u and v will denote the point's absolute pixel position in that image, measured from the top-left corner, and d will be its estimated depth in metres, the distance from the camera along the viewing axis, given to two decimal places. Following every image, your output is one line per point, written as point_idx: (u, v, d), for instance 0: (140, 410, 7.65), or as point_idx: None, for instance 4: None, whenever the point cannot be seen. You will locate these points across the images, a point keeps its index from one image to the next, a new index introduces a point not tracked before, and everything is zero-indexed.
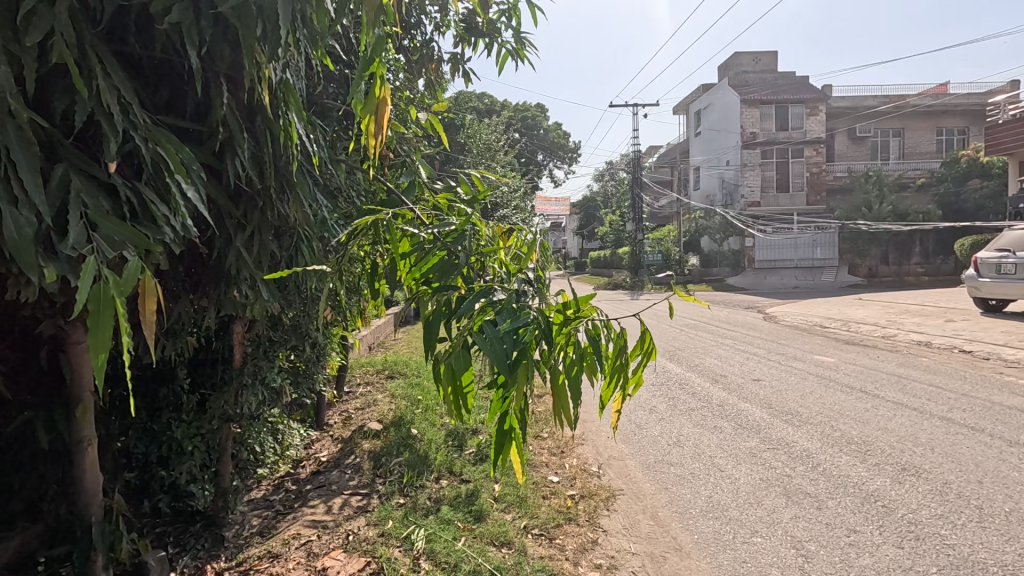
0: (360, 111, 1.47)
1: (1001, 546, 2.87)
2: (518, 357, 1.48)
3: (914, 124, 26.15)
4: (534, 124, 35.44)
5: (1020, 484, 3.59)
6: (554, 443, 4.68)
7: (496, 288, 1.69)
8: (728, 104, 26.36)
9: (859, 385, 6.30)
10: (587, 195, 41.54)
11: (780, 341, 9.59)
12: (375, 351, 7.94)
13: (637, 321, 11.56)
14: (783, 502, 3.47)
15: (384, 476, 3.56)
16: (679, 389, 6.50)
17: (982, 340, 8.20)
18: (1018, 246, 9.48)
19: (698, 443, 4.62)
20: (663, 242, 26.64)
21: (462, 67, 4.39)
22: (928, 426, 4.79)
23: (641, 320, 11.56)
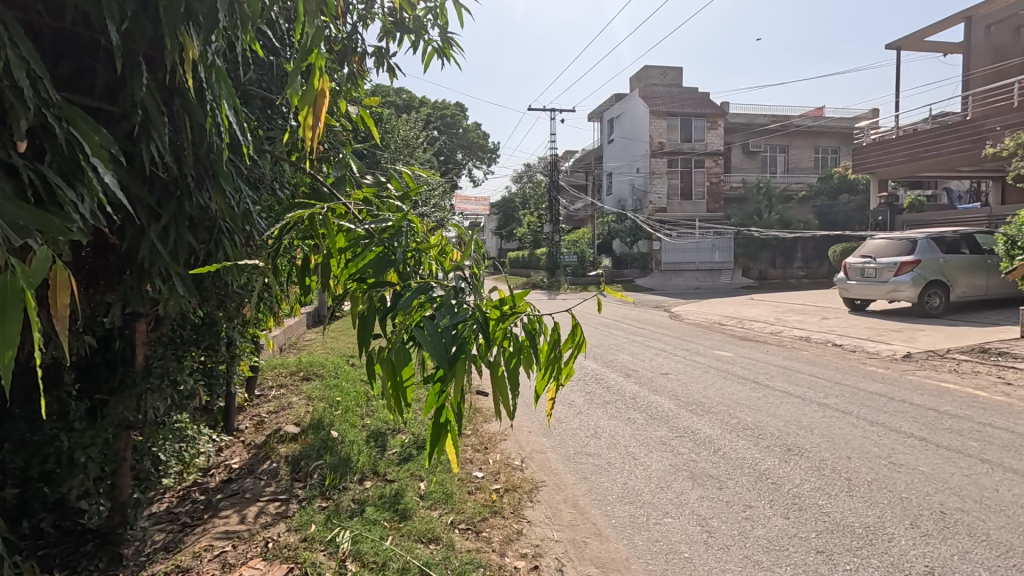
0: (298, 103, 1.42)
1: (865, 511, 3.33)
2: (457, 353, 1.52)
3: (797, 142, 29.19)
4: (453, 123, 35.39)
5: (880, 457, 4.17)
6: (477, 440, 4.75)
7: (433, 285, 1.72)
8: (638, 113, 27.95)
9: (753, 377, 6.97)
10: (505, 196, 42.07)
11: (684, 337, 10.35)
12: (288, 352, 7.56)
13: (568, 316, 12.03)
14: (689, 484, 3.77)
15: (303, 479, 3.44)
16: (595, 384, 6.81)
17: (851, 335, 9.37)
18: (878, 253, 10.91)
19: (613, 434, 4.89)
20: (578, 243, 27.63)
21: (387, 62, 4.32)
22: (809, 411, 5.41)
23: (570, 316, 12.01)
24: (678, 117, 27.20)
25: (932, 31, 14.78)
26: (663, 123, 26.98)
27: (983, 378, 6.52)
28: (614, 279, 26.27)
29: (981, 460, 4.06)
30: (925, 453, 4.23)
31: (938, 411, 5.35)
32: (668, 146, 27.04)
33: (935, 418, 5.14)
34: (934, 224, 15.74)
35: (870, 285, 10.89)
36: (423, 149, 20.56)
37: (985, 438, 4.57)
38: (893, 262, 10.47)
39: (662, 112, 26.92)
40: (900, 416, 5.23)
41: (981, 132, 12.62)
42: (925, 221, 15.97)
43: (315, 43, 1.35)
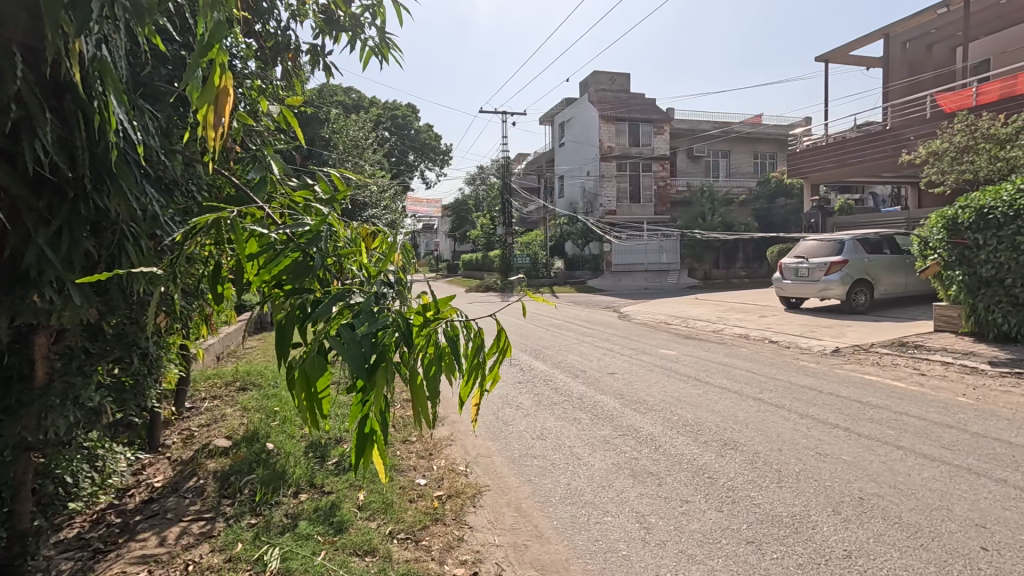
0: (196, 99, 1.34)
1: (792, 500, 3.49)
2: (377, 360, 1.50)
3: (737, 148, 30.49)
4: (405, 124, 34.96)
5: (808, 448, 4.39)
6: (422, 446, 4.68)
7: (354, 291, 1.67)
8: (588, 118, 28.50)
9: (695, 374, 7.21)
10: (458, 198, 41.87)
11: (632, 337, 10.59)
12: (225, 361, 7.21)
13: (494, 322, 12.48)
14: (630, 482, 3.85)
15: (232, 496, 3.27)
16: (543, 385, 6.85)
17: (786, 332, 9.85)
18: (810, 254, 11.53)
19: (559, 435, 4.93)
20: (531, 245, 27.83)
21: (323, 60, 4.20)
22: (745, 406, 5.64)
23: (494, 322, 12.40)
24: (626, 122, 27.96)
25: (855, 46, 15.81)
26: (612, 128, 27.62)
27: (901, 370, 6.98)
28: (566, 280, 26.56)
29: (897, 448, 4.36)
30: (848, 442, 4.49)
31: (861, 402, 5.69)
32: (617, 150, 27.72)
33: (858, 409, 5.46)
34: (860, 227, 16.81)
35: (803, 284, 11.50)
36: (373, 148, 20.28)
37: (901, 426, 4.89)
38: (823, 262, 11.10)
39: (610, 117, 27.54)
40: (827, 408, 5.53)
41: (901, 141, 13.54)
42: (852, 224, 17.03)
43: (217, 38, 1.28)
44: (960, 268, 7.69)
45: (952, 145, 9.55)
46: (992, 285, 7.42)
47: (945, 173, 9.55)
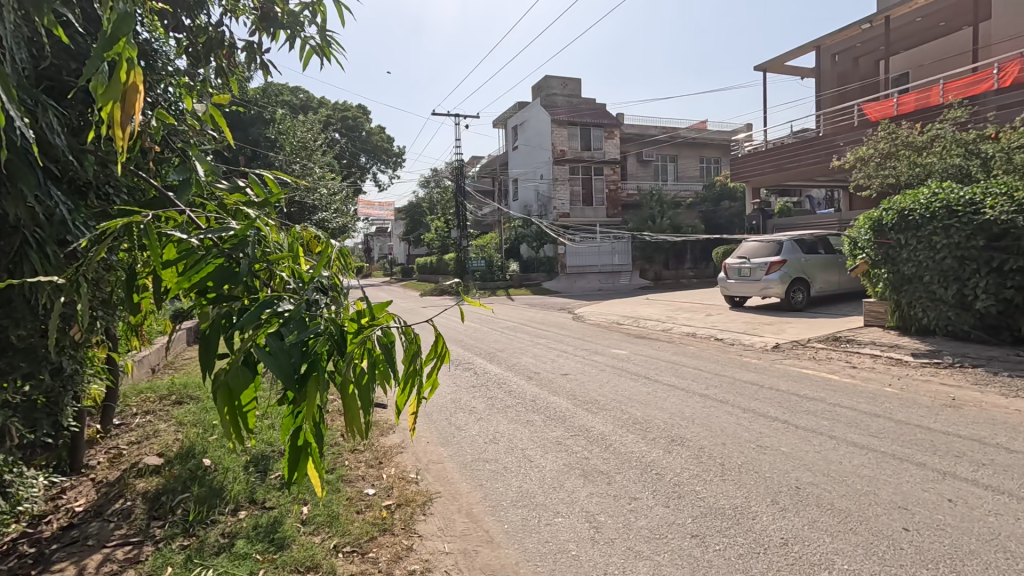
0: (101, 96, 1.26)
1: (733, 493, 3.61)
2: (307, 370, 1.46)
3: (684, 152, 31.54)
4: (356, 125, 34.27)
5: (749, 441, 4.57)
6: (372, 454, 4.57)
7: (283, 298, 1.60)
8: (541, 121, 28.84)
9: (645, 372, 7.38)
10: (412, 200, 41.37)
11: (585, 338, 10.75)
12: (161, 373, 6.82)
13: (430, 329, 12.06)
14: (581, 482, 3.89)
15: (163, 517, 3.08)
16: (497, 388, 6.83)
17: (730, 330, 10.25)
18: (752, 254, 12.05)
19: (511, 438, 4.92)
20: (486, 248, 27.78)
21: (260, 58, 4.04)
22: (692, 402, 5.82)
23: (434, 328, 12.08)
24: (578, 126, 28.47)
25: (789, 56, 16.68)
26: (564, 132, 28.07)
27: (835, 364, 7.39)
28: (521, 283, 26.66)
29: (830, 437, 4.60)
30: (786, 434, 4.71)
31: (799, 395, 5.98)
32: (569, 153, 28.16)
33: (796, 402, 5.73)
34: (797, 229, 17.72)
35: (746, 283, 11.99)
36: (323, 150, 19.81)
37: (834, 417, 5.17)
38: (764, 262, 11.63)
39: (562, 121, 27.98)
40: (767, 402, 5.78)
41: (832, 147, 14.38)
42: (790, 225, 17.92)
43: (121, 32, 1.21)
44: (885, 267, 8.24)
45: (877, 151, 10.21)
46: (912, 282, 7.98)
47: (871, 177, 10.21)
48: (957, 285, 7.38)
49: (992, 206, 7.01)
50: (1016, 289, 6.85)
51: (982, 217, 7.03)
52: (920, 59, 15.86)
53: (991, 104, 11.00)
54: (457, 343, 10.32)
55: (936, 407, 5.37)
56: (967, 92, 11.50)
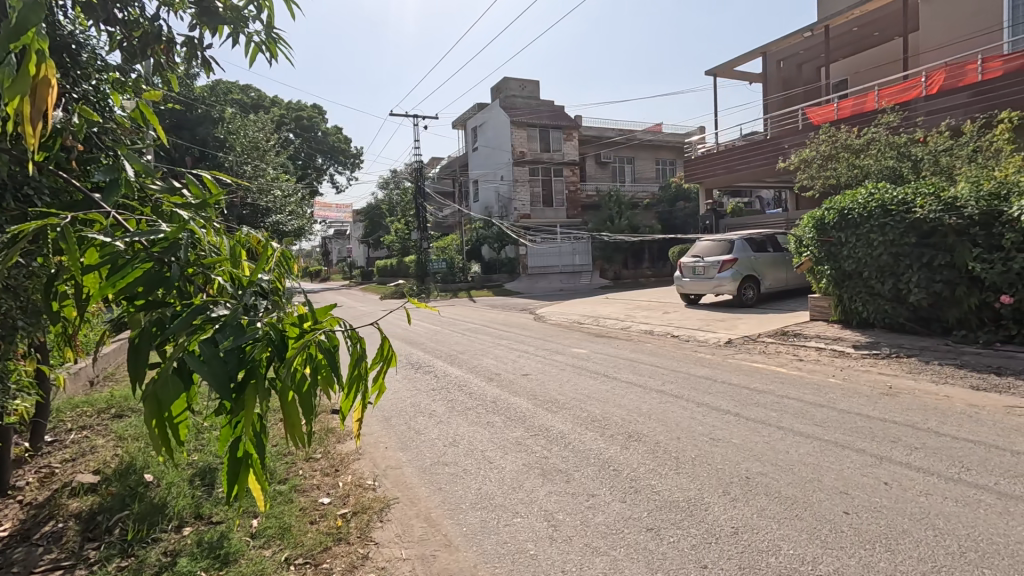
0: (7, 91, 1.18)
1: (687, 485, 3.71)
2: (245, 377, 1.42)
3: (640, 154, 32.23)
4: (311, 126, 33.42)
5: (702, 434, 4.71)
6: (327, 462, 4.45)
7: (217, 303, 1.54)
8: (500, 123, 28.95)
9: (605, 370, 7.49)
10: (371, 202, 40.69)
11: (546, 338, 10.83)
12: (101, 385, 6.46)
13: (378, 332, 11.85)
14: (540, 481, 3.91)
15: (98, 538, 2.92)
16: (457, 391, 6.78)
17: (686, 327, 10.54)
18: (706, 253, 12.43)
19: (471, 440, 4.90)
20: (447, 250, 27.60)
21: (202, 53, 3.88)
22: (649, 398, 5.94)
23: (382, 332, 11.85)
24: (536, 128, 28.72)
25: (738, 62, 17.32)
26: (523, 133, 28.28)
27: (783, 357, 7.70)
28: (483, 284, 26.57)
29: (777, 428, 4.79)
30: (737, 426, 4.87)
31: (749, 388, 6.20)
32: (528, 155, 28.37)
33: (747, 395, 5.94)
34: (748, 228, 18.37)
35: (700, 281, 12.35)
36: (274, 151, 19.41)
37: (782, 408, 5.38)
38: (717, 261, 12.03)
39: (521, 123, 28.17)
40: (720, 395, 5.97)
41: (779, 150, 14.98)
42: (742, 225, 18.57)
43: (29, 22, 1.14)
44: (828, 263, 8.68)
45: (818, 154, 10.72)
46: (853, 278, 8.41)
47: (814, 178, 10.70)
48: (892, 280, 7.82)
49: (922, 205, 7.46)
50: (944, 283, 7.27)
51: (913, 216, 7.47)
52: (857, 66, 16.73)
53: (921, 110, 11.75)
54: (417, 346, 10.21)
55: (875, 396, 5.66)
56: (899, 98, 12.22)
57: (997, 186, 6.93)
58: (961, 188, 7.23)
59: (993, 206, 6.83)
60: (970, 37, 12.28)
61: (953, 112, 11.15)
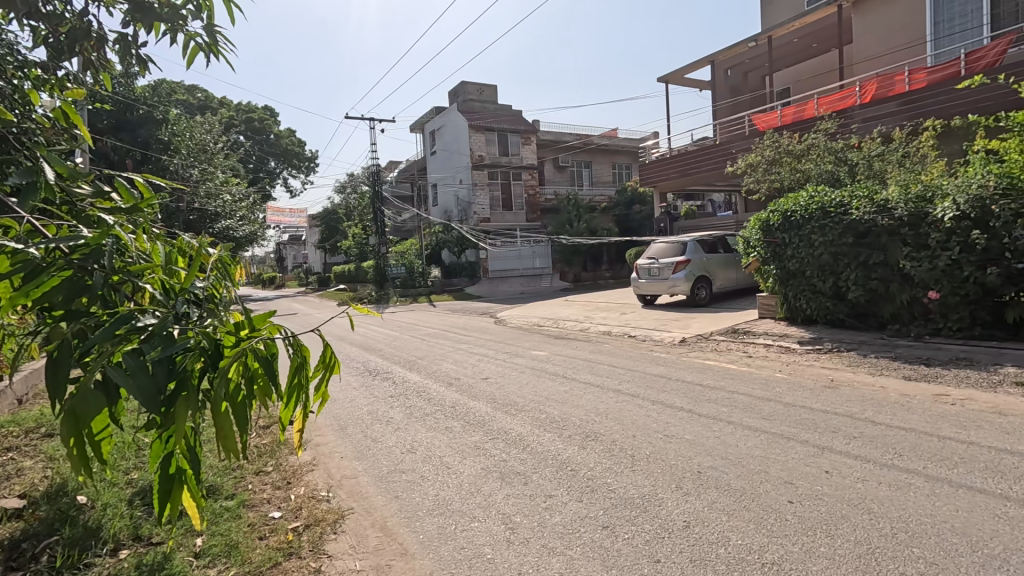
0: None
1: (641, 482, 3.79)
2: (176, 390, 1.36)
3: (597, 158, 32.79)
4: (262, 127, 32.14)
5: (656, 431, 4.83)
6: (279, 475, 4.31)
7: (145, 312, 1.48)
8: (458, 127, 28.91)
9: (563, 372, 7.57)
10: (327, 207, 39.77)
11: (506, 341, 10.84)
12: (30, 404, 6.04)
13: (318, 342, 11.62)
14: (498, 485, 3.90)
15: (23, 568, 2.72)
16: (416, 397, 6.70)
17: (642, 327, 10.78)
18: (660, 255, 12.77)
19: (429, 446, 4.84)
20: (406, 255, 27.27)
21: (136, 51, 3.70)
22: (607, 398, 6.03)
23: (321, 342, 11.64)
24: (495, 132, 28.82)
25: (688, 70, 17.90)
26: (481, 137, 28.33)
27: (734, 354, 7.98)
28: (444, 288, 26.37)
29: (728, 422, 4.95)
30: (690, 423, 5.01)
31: (701, 385, 6.39)
32: (487, 159, 28.43)
33: (700, 391, 6.12)
34: (701, 230, 18.97)
35: (656, 282, 12.67)
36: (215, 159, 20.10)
37: (732, 403, 5.58)
38: (671, 262, 12.37)
39: (479, 127, 28.21)
40: (674, 393, 6.13)
41: (728, 153, 15.57)
42: (694, 227, 19.16)
43: None
44: (773, 263, 9.09)
45: (763, 158, 11.21)
46: (796, 277, 8.82)
47: (760, 182, 11.18)
48: (832, 278, 8.25)
49: (857, 207, 7.90)
50: (878, 280, 7.73)
51: (850, 217, 7.91)
52: (798, 75, 17.59)
53: (856, 117, 12.43)
54: (375, 353, 10.04)
55: (818, 389, 5.95)
56: (836, 106, 12.91)
57: (923, 190, 7.39)
58: (891, 191, 7.67)
59: (920, 207, 7.29)
60: (897, 50, 13.11)
61: (884, 120, 11.86)
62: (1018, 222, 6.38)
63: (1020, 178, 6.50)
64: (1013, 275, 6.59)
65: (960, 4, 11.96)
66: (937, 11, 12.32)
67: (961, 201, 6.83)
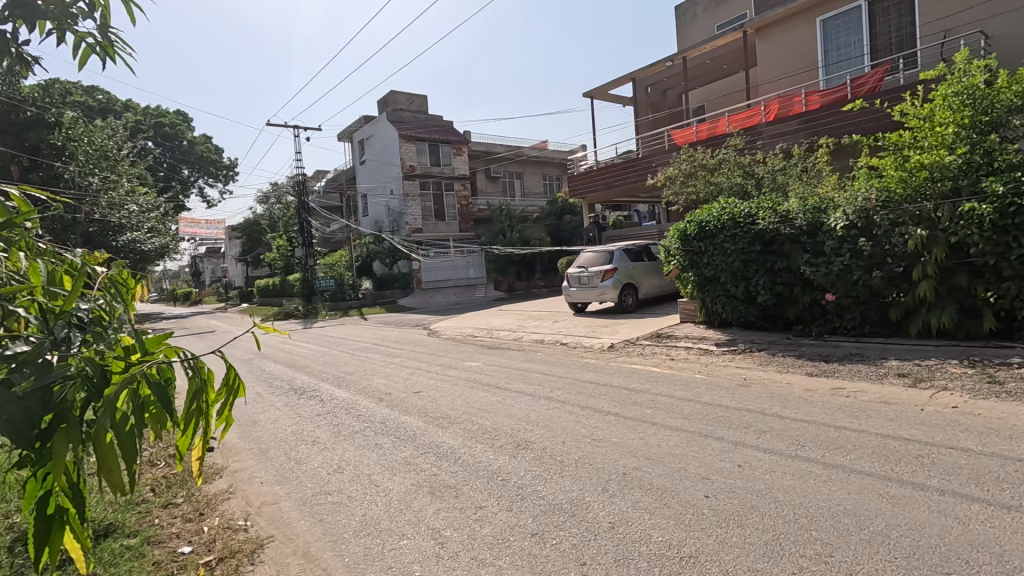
0: None
1: (570, 487, 3.87)
2: (53, 423, 1.27)
3: (528, 170, 33.34)
4: (173, 134, 30.19)
5: (585, 436, 4.95)
6: (190, 507, 4.01)
7: (13, 341, 1.37)
8: (388, 136, 28.49)
9: (496, 382, 7.58)
10: (249, 217, 37.74)
11: (439, 353, 10.74)
12: None
13: (219, 357, 10.86)
14: (428, 500, 3.85)
15: None
16: (344, 414, 6.46)
17: (573, 334, 11.05)
18: (590, 264, 13.16)
19: (358, 465, 4.69)
20: (335, 267, 26.41)
21: (16, 48, 3.34)
22: (539, 406, 6.11)
23: (222, 357, 10.89)
24: (426, 142, 28.62)
25: (612, 86, 18.68)
26: (412, 147, 28.04)
27: (657, 357, 8.36)
28: (376, 301, 25.72)
29: (651, 424, 5.18)
30: (617, 426, 5.19)
31: (628, 388, 6.64)
32: (418, 169, 28.17)
33: (626, 395, 6.35)
34: (627, 239, 19.76)
35: (586, 290, 13.07)
36: (113, 168, 18.99)
37: (655, 405, 5.83)
38: (599, 270, 12.81)
39: (410, 136, 27.94)
40: (602, 398, 6.31)
41: (649, 166, 16.42)
42: (621, 237, 19.93)
43: None
44: (691, 270, 9.62)
45: (681, 172, 11.91)
46: (712, 283, 9.38)
47: (678, 193, 11.87)
48: (743, 283, 8.86)
49: (763, 218, 8.56)
50: (784, 284, 8.41)
51: (757, 227, 8.56)
52: (710, 94, 18.84)
53: (763, 134, 13.46)
54: (302, 370, 9.58)
55: (733, 388, 6.35)
56: (744, 123, 13.90)
57: (819, 202, 8.17)
58: (792, 203, 8.40)
59: (816, 217, 8.03)
60: (794, 73, 14.33)
61: (786, 137, 12.94)
62: (895, 230, 7.25)
63: (894, 191, 7.39)
64: (894, 277, 7.36)
65: (844, 35, 13.32)
66: (826, 41, 13.62)
67: (849, 211, 7.62)
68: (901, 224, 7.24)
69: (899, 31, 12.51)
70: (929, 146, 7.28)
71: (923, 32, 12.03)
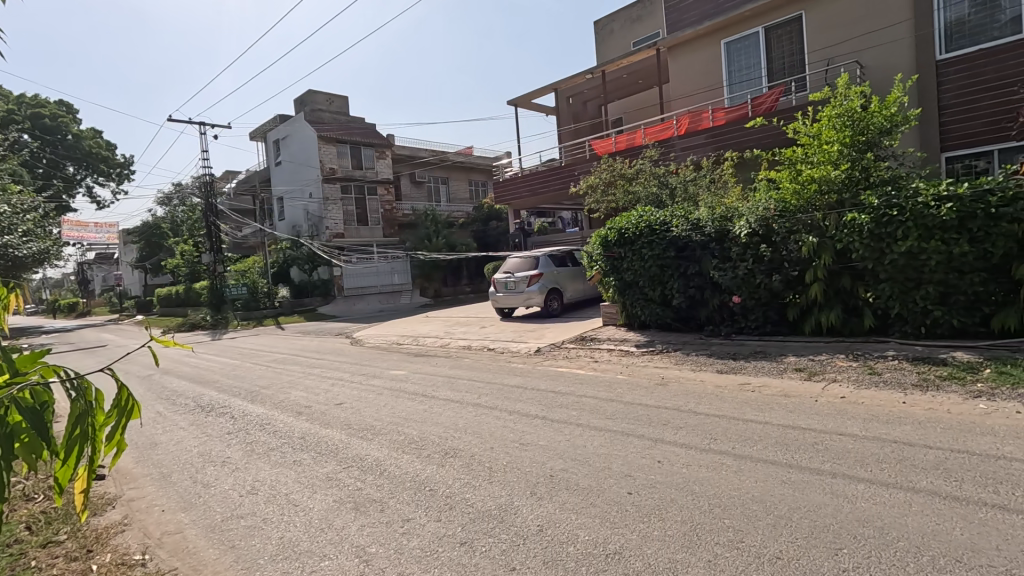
0: None
1: (498, 493, 3.86)
2: None
3: (453, 175, 33.18)
4: (56, 126, 27.08)
5: (512, 441, 4.97)
6: (76, 543, 3.58)
7: None
8: (305, 137, 27.26)
9: (422, 391, 7.41)
10: (147, 220, 34.60)
11: (363, 362, 10.38)
12: None
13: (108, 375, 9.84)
14: (352, 516, 3.69)
15: None
16: (258, 431, 6.04)
17: (501, 339, 11.12)
18: (516, 269, 13.33)
19: (274, 484, 4.41)
20: (247, 274, 24.77)
21: None
22: (467, 413, 6.05)
23: (112, 375, 9.88)
24: (347, 144, 27.72)
25: (535, 95, 19.10)
26: (333, 149, 27.06)
27: (582, 360, 8.59)
28: (293, 309, 24.40)
29: (577, 425, 5.29)
30: (544, 429, 5.25)
31: (554, 391, 6.76)
32: (339, 172, 27.20)
33: (553, 398, 6.45)
34: (552, 245, 20.18)
35: (512, 295, 13.23)
36: None
37: (581, 406, 5.98)
38: (525, 276, 13.00)
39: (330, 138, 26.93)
40: (529, 402, 6.37)
41: (571, 173, 16.95)
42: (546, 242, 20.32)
43: None
44: (612, 275, 9.99)
45: (602, 180, 12.42)
46: (632, 287, 9.79)
47: (599, 201, 12.36)
48: (659, 287, 9.33)
49: (676, 226, 9.05)
50: (696, 287, 8.95)
51: (671, 234, 9.04)
52: (628, 106, 19.78)
53: (676, 146, 14.31)
54: (210, 386, 8.87)
55: (652, 387, 6.63)
56: (658, 136, 14.69)
57: (725, 211, 8.75)
58: (702, 212, 8.95)
59: (723, 226, 8.61)
60: (702, 91, 15.37)
61: (696, 150, 13.84)
62: (790, 237, 7.96)
63: (790, 202, 8.12)
64: (791, 280, 8.06)
65: (745, 58, 14.45)
66: (730, 62, 14.74)
67: (752, 220, 8.24)
68: (796, 232, 7.96)
69: (791, 56, 13.78)
70: (818, 162, 8.06)
71: (811, 59, 13.35)
